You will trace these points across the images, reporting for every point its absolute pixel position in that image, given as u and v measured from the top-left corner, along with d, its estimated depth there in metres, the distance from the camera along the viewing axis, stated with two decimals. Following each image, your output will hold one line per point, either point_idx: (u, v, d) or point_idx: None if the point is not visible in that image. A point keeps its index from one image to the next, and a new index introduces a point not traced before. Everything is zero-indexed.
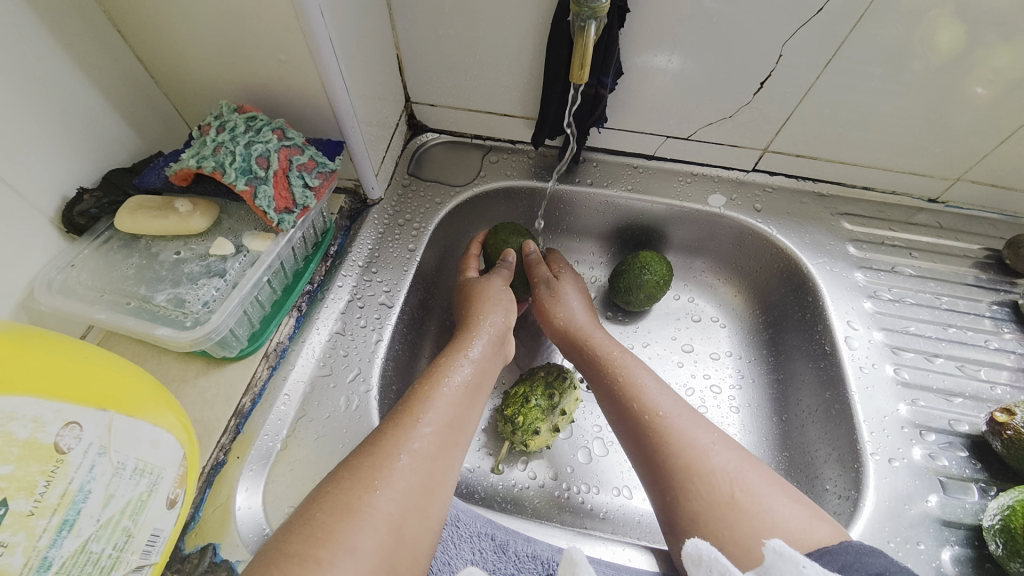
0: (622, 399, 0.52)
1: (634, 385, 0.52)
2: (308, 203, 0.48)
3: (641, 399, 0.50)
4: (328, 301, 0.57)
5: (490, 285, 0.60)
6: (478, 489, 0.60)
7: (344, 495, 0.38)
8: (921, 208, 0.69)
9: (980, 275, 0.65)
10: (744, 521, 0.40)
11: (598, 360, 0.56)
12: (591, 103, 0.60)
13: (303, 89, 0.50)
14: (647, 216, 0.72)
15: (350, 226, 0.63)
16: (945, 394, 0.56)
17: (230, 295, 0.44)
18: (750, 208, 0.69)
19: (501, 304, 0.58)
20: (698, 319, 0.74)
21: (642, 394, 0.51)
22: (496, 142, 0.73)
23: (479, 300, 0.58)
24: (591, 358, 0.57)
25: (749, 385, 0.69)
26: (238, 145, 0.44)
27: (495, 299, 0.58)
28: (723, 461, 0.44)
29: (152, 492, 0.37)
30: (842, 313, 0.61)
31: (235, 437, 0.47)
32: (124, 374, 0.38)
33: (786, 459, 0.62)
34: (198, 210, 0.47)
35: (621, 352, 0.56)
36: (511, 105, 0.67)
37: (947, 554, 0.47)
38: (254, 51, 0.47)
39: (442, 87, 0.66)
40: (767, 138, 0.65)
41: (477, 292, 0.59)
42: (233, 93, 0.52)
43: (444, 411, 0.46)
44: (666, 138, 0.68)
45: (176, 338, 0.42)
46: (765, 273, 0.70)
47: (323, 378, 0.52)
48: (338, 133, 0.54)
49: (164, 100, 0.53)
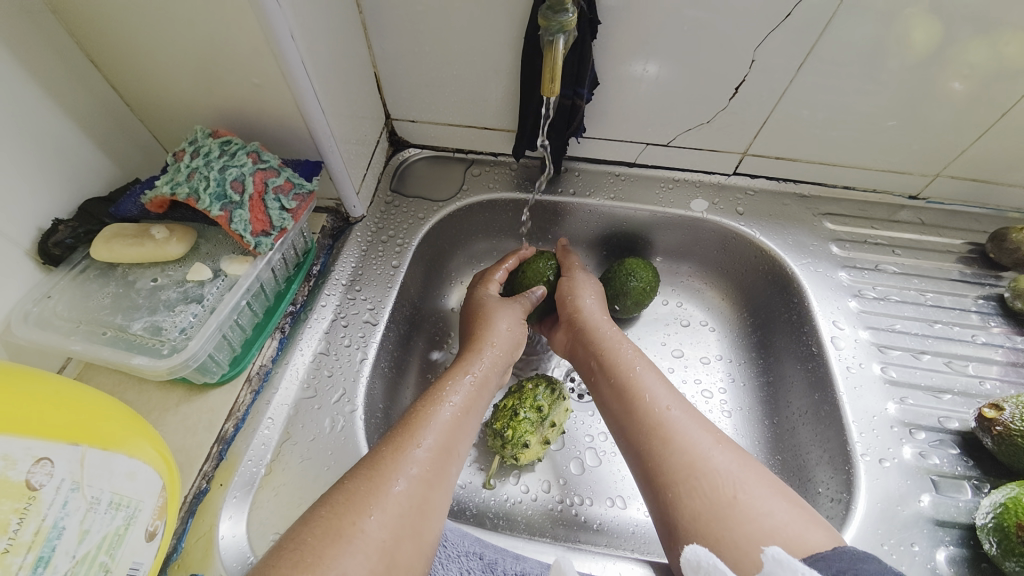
0: (625, 400, 0.51)
1: (638, 384, 0.51)
2: (286, 225, 0.48)
3: (645, 397, 0.50)
4: (311, 321, 0.56)
5: (497, 303, 0.61)
6: (470, 506, 0.60)
7: (333, 518, 0.37)
8: (903, 206, 0.70)
9: (964, 270, 0.65)
10: (743, 523, 0.39)
11: (600, 361, 0.56)
12: (568, 113, 0.61)
13: (279, 110, 0.50)
14: (631, 223, 0.72)
15: (333, 244, 0.63)
16: (934, 391, 0.56)
17: (207, 320, 0.44)
18: (732, 211, 0.69)
19: (507, 317, 0.59)
20: (687, 323, 0.74)
21: (644, 395, 0.50)
22: (478, 155, 0.73)
23: (485, 314, 0.59)
24: (598, 360, 0.56)
25: (740, 389, 0.68)
26: (212, 170, 0.44)
27: (500, 313, 0.59)
28: (724, 462, 0.43)
29: (129, 525, 0.36)
30: (828, 313, 0.61)
31: (218, 464, 0.46)
32: (98, 407, 0.37)
33: (779, 462, 0.61)
34: (175, 236, 0.47)
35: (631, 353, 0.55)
36: (491, 118, 0.67)
37: (942, 555, 0.46)
38: (228, 77, 0.47)
39: (421, 104, 0.67)
40: (745, 141, 0.66)
41: (484, 307, 0.60)
42: (209, 118, 0.52)
43: (441, 433, 0.45)
44: (646, 145, 0.68)
45: (152, 367, 0.41)
46: (751, 275, 0.70)
47: (307, 400, 0.52)
48: (316, 153, 0.55)
49: (142, 127, 0.54)
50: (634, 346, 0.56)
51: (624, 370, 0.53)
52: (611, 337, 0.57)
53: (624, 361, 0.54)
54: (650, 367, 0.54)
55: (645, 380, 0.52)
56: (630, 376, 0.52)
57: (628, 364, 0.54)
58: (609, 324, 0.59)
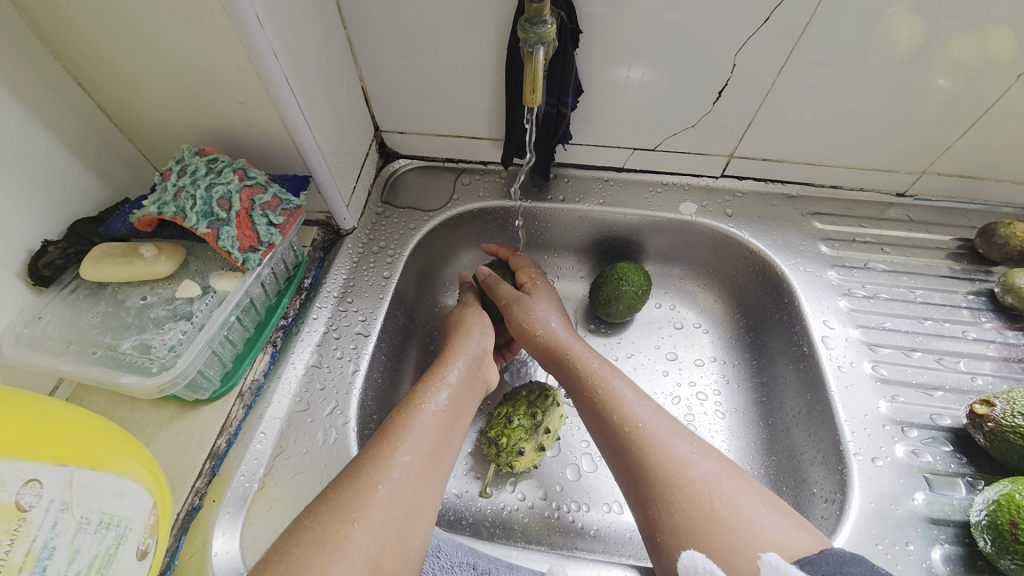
0: (601, 412, 0.51)
1: (609, 399, 0.51)
2: (274, 240, 0.48)
3: (617, 414, 0.50)
4: (303, 334, 0.57)
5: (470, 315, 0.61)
6: (466, 515, 0.60)
7: (321, 530, 0.37)
8: (891, 203, 0.70)
9: (955, 266, 0.66)
10: (723, 534, 0.39)
11: (574, 377, 0.56)
12: (553, 122, 0.61)
13: (265, 127, 0.51)
14: (621, 227, 0.72)
15: (324, 257, 0.64)
16: (926, 388, 0.56)
17: (196, 337, 0.44)
18: (721, 213, 0.69)
19: (477, 332, 0.59)
20: (680, 326, 0.74)
21: (618, 408, 0.50)
22: (467, 164, 0.74)
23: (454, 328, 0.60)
24: (572, 373, 0.56)
25: (734, 390, 0.68)
26: (198, 188, 0.45)
27: (471, 332, 0.59)
28: (703, 471, 0.43)
29: (120, 544, 0.36)
30: (819, 313, 0.62)
31: (211, 480, 0.46)
32: (86, 428, 0.37)
33: (775, 464, 0.61)
34: (164, 254, 0.47)
35: (600, 364, 0.55)
36: (478, 127, 0.68)
37: (937, 553, 0.46)
38: (213, 96, 0.48)
39: (409, 115, 0.67)
40: (732, 144, 0.66)
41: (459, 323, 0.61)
42: (196, 136, 0.53)
43: (424, 438, 0.45)
44: (633, 150, 0.69)
45: (141, 386, 0.41)
46: (742, 276, 0.70)
47: (300, 414, 0.52)
48: (304, 168, 0.55)
49: (131, 147, 0.54)
50: (600, 359, 0.57)
51: (595, 386, 0.53)
52: (581, 352, 0.57)
53: (595, 373, 0.54)
54: (618, 378, 0.54)
55: (618, 393, 0.52)
56: (602, 389, 0.53)
57: (600, 378, 0.54)
58: (575, 340, 0.60)
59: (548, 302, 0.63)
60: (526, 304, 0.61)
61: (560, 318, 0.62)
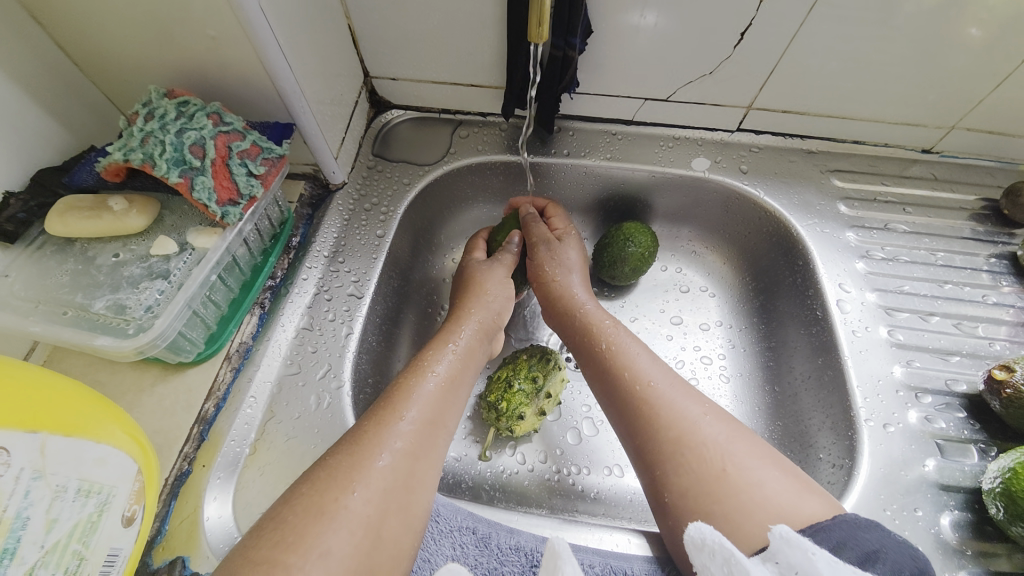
0: (611, 372, 0.49)
1: (622, 358, 0.50)
2: (256, 192, 0.44)
3: (628, 373, 0.48)
4: (292, 296, 0.54)
5: (484, 268, 0.58)
6: (466, 478, 0.59)
7: (317, 498, 0.35)
8: (915, 160, 0.66)
9: (977, 228, 0.62)
10: (733, 495, 0.38)
11: (586, 337, 0.53)
12: (561, 66, 0.56)
13: (241, 67, 0.46)
14: (629, 185, 0.68)
15: (313, 214, 0.60)
16: (942, 353, 0.54)
17: (174, 296, 0.41)
18: (735, 170, 0.65)
19: (496, 296, 0.56)
20: (687, 289, 0.71)
21: (629, 368, 0.48)
22: (466, 115, 0.69)
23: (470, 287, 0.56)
24: (581, 334, 0.54)
25: (740, 355, 0.66)
26: (168, 133, 0.40)
27: (486, 288, 0.56)
28: (714, 433, 0.42)
29: (103, 512, 0.34)
30: (834, 276, 0.59)
31: (200, 445, 0.45)
32: (59, 391, 0.35)
33: (780, 428, 0.60)
34: (135, 207, 0.43)
35: (613, 324, 0.53)
36: (476, 74, 0.62)
37: (946, 519, 0.45)
38: (181, 29, 0.43)
39: (401, 60, 0.62)
40: (750, 95, 0.61)
41: (472, 274, 0.58)
42: (166, 77, 0.48)
43: (426, 406, 0.43)
44: (644, 100, 0.64)
45: (117, 348, 0.38)
46: (754, 237, 0.67)
47: (291, 377, 0.50)
48: (287, 115, 0.50)
49: (94, 90, 0.49)
50: (612, 320, 0.54)
51: (608, 346, 0.51)
52: (594, 312, 0.55)
53: (607, 334, 0.52)
54: (630, 340, 0.52)
55: (629, 353, 0.50)
56: (612, 350, 0.51)
57: (613, 337, 0.52)
58: (586, 297, 0.57)
59: (574, 251, 0.60)
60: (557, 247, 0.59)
61: (580, 279, 0.59)
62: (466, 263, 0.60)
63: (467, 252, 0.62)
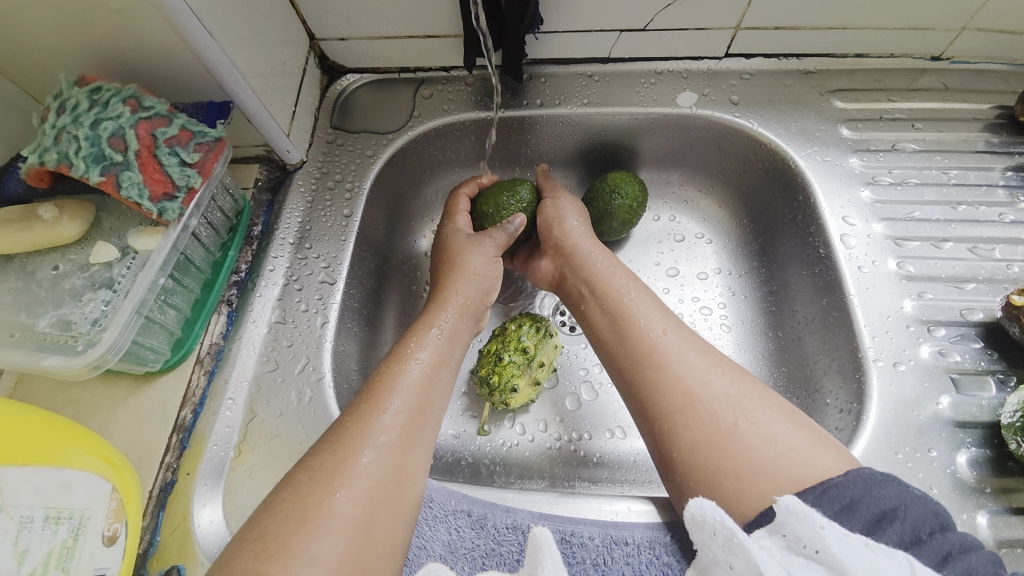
0: (616, 326, 0.46)
1: (630, 311, 0.46)
2: (194, 183, 0.40)
3: (636, 326, 0.45)
4: (260, 290, 0.51)
5: (463, 240, 0.54)
6: (466, 455, 0.58)
7: (299, 504, 0.34)
8: (924, 69, 0.59)
9: (993, 139, 0.57)
10: (746, 450, 0.36)
11: (589, 292, 0.50)
12: (520, 1, 0.51)
13: (158, 42, 0.41)
14: (611, 131, 0.63)
15: (273, 199, 0.56)
16: (956, 282, 0.50)
17: (120, 306, 0.38)
18: (725, 102, 0.59)
19: (475, 277, 0.52)
20: (682, 238, 0.67)
21: (635, 321, 0.45)
22: (427, 72, 0.63)
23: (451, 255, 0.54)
24: (585, 289, 0.51)
25: (741, 301, 0.63)
26: (81, 128, 0.37)
27: (469, 258, 0.53)
28: (725, 385, 0.39)
29: (79, 535, 0.33)
30: (837, 209, 0.54)
31: (182, 453, 0.43)
32: (15, 420, 0.33)
33: (785, 374, 0.57)
34: (66, 214, 0.40)
35: (620, 277, 0.50)
36: (430, 23, 0.56)
37: (963, 457, 0.43)
38: (79, 5, 0.38)
39: (346, 16, 0.55)
40: (737, 13, 0.54)
41: (454, 245, 0.54)
42: (81, 63, 0.43)
43: (411, 395, 0.41)
44: (620, 33, 0.57)
45: (66, 367, 0.36)
46: (751, 174, 0.62)
47: (269, 374, 0.48)
48: (221, 93, 0.46)
49: (13, 88, 0.44)
50: (623, 270, 0.51)
51: (614, 299, 0.48)
52: (599, 263, 0.52)
53: (612, 287, 0.49)
54: (638, 291, 0.48)
55: (635, 304, 0.47)
56: (618, 303, 0.47)
57: (619, 291, 0.48)
58: (596, 249, 0.53)
59: (578, 218, 0.56)
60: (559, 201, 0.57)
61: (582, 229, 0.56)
62: (448, 233, 0.56)
63: (450, 215, 0.58)
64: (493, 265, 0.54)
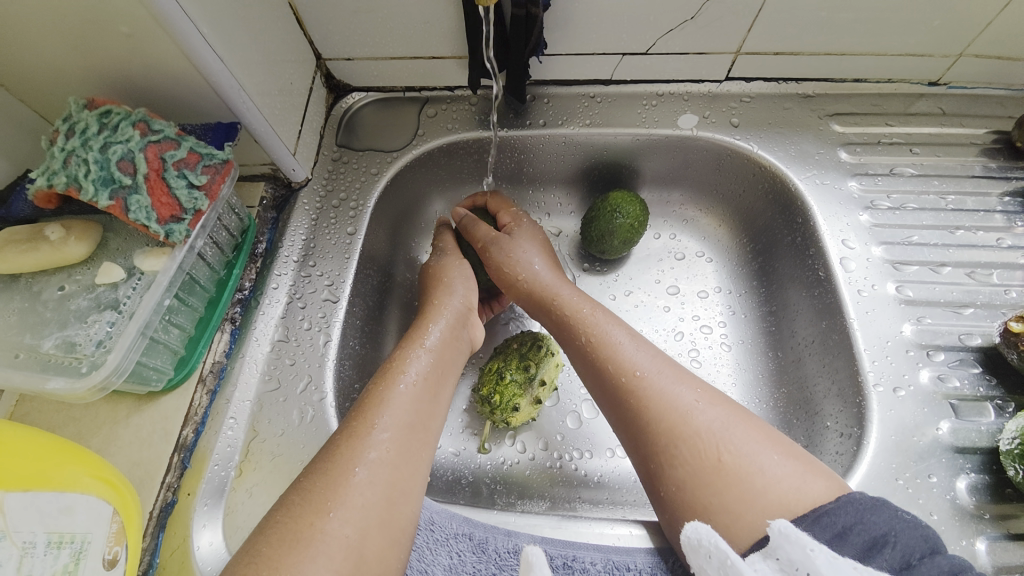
0: (596, 361, 0.46)
1: (607, 346, 0.46)
2: (201, 205, 0.41)
3: (613, 362, 0.45)
4: (264, 308, 0.51)
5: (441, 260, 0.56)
6: (466, 473, 0.57)
7: (292, 524, 0.34)
8: (921, 94, 0.60)
9: (989, 164, 0.57)
10: (733, 486, 0.36)
11: (566, 323, 0.50)
12: (524, 27, 0.51)
13: (168, 66, 0.41)
14: (613, 151, 0.63)
15: (278, 217, 0.57)
16: (954, 306, 0.51)
17: (126, 328, 0.39)
18: (725, 124, 0.60)
19: (455, 283, 0.53)
20: (682, 257, 0.68)
21: (613, 357, 0.45)
22: (432, 91, 0.63)
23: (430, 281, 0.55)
24: (562, 320, 0.51)
25: (741, 321, 0.64)
26: (91, 150, 0.37)
27: (450, 283, 0.54)
28: (708, 420, 0.39)
29: (81, 560, 0.33)
30: (837, 232, 0.55)
31: (183, 473, 0.43)
32: (14, 444, 0.33)
33: (785, 395, 0.58)
34: (73, 234, 0.41)
35: (592, 308, 0.50)
36: (436, 45, 0.57)
37: (962, 484, 0.43)
38: (92, 29, 0.38)
39: (353, 37, 0.56)
40: (738, 38, 0.55)
41: (437, 272, 0.55)
42: (92, 85, 0.43)
43: (403, 410, 0.41)
44: (622, 56, 0.58)
45: (70, 390, 0.36)
46: (750, 195, 0.63)
47: (271, 393, 0.48)
48: (229, 114, 0.46)
49: (25, 109, 0.45)
50: (593, 302, 0.51)
51: (590, 334, 0.48)
52: (569, 297, 0.51)
53: (587, 320, 0.49)
54: (614, 323, 0.48)
55: (613, 340, 0.46)
56: (595, 337, 0.47)
57: (595, 323, 0.48)
58: (561, 283, 0.53)
59: (530, 243, 0.56)
60: (508, 242, 0.55)
61: (545, 259, 0.55)
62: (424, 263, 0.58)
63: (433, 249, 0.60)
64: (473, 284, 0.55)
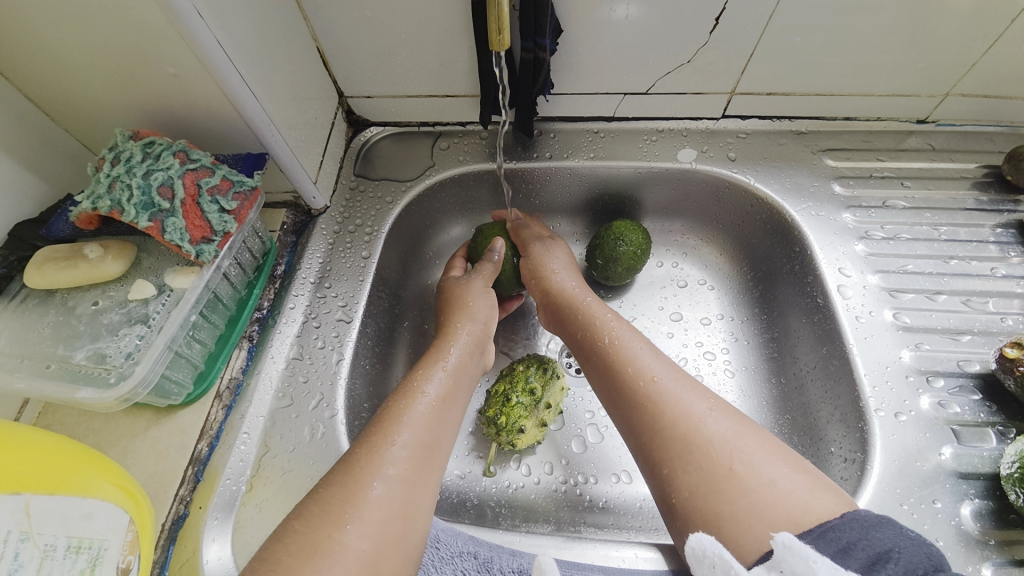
0: (612, 368, 0.48)
1: (625, 353, 0.48)
2: (230, 228, 0.44)
3: (632, 367, 0.46)
4: (280, 327, 0.53)
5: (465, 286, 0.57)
6: (470, 496, 0.58)
7: (312, 535, 0.34)
8: (910, 132, 0.63)
9: (980, 198, 0.60)
10: (743, 495, 0.36)
11: (586, 330, 0.52)
12: (533, 69, 0.55)
13: (207, 103, 0.45)
14: (616, 183, 0.67)
15: (297, 241, 0.60)
16: (952, 333, 0.52)
17: (154, 341, 0.41)
18: (723, 158, 0.63)
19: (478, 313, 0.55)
20: (685, 284, 0.70)
21: (631, 362, 0.47)
22: (445, 126, 0.67)
23: (455, 303, 0.56)
24: (583, 330, 0.52)
25: (743, 348, 0.65)
26: (135, 177, 0.40)
27: (469, 303, 0.55)
28: (721, 428, 0.40)
29: (96, 566, 0.34)
30: (833, 260, 0.57)
31: (196, 487, 0.44)
32: (40, 448, 0.35)
33: (789, 421, 0.58)
34: (110, 253, 0.44)
35: (616, 318, 0.52)
36: (451, 84, 0.61)
37: (967, 509, 0.43)
38: (142, 70, 0.42)
39: (374, 78, 0.61)
40: (733, 80, 0.59)
41: (454, 293, 0.57)
42: (136, 118, 0.47)
43: (419, 428, 0.42)
44: (624, 95, 0.62)
45: (100, 399, 0.38)
46: (750, 225, 0.65)
47: (284, 409, 0.49)
48: (258, 145, 0.50)
49: (68, 138, 0.49)
50: (615, 313, 0.53)
51: (609, 342, 0.49)
52: (594, 305, 0.54)
53: (604, 329, 0.51)
54: (632, 334, 0.50)
55: (632, 348, 0.48)
56: (612, 347, 0.49)
57: (615, 331, 0.50)
58: (586, 292, 0.56)
59: (562, 256, 0.59)
60: (541, 249, 0.58)
61: (573, 275, 0.58)
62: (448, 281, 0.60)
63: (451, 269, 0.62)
64: (492, 309, 0.57)
